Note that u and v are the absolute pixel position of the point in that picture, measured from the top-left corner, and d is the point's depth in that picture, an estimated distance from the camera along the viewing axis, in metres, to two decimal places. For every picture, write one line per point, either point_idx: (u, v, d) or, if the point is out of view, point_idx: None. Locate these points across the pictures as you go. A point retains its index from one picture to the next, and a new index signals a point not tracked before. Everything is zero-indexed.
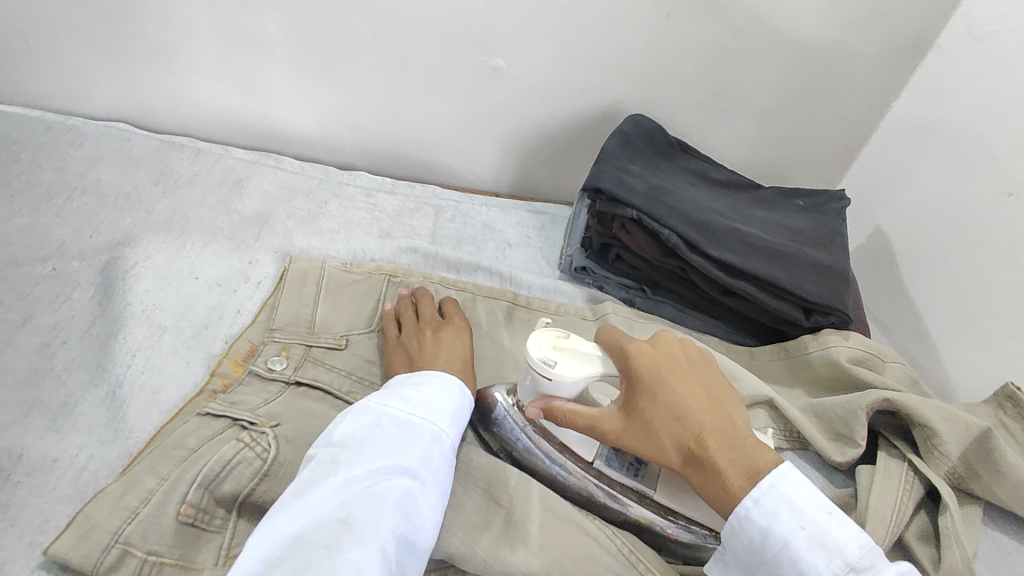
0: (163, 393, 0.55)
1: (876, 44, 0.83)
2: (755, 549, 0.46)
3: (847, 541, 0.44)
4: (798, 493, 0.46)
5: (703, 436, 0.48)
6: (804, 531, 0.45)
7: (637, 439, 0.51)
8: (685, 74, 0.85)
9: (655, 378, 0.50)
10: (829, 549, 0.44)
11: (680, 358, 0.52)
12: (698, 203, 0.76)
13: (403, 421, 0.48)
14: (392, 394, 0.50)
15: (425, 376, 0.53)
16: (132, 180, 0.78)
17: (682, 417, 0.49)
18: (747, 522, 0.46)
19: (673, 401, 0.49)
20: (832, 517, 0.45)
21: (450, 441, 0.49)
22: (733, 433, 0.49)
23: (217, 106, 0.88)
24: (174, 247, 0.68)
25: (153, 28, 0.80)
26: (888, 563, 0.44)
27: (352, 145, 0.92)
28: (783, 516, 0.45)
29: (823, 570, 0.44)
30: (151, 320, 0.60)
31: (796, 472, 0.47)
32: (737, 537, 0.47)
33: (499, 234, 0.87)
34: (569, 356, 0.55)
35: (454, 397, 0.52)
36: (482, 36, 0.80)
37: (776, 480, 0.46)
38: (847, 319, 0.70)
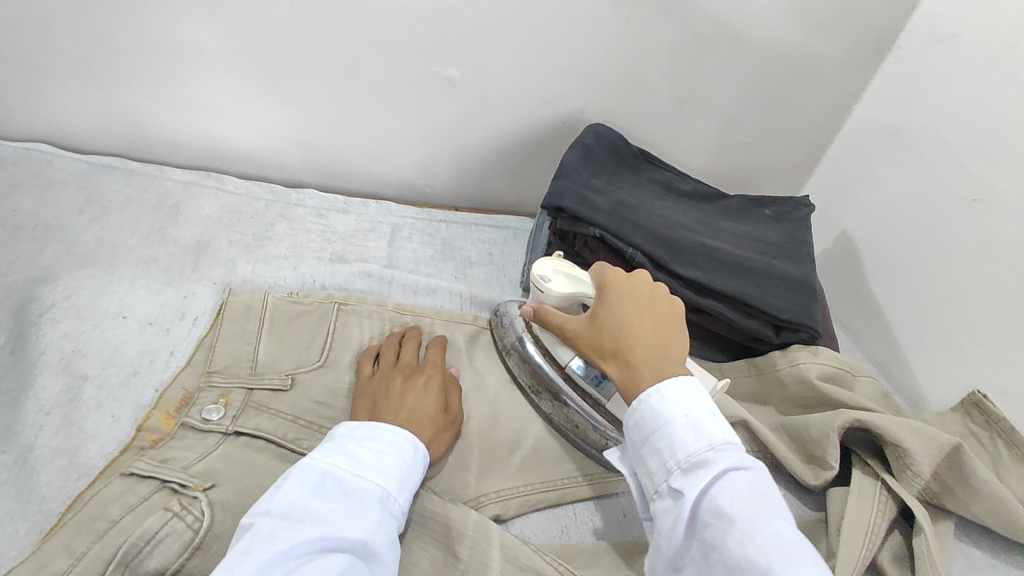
0: (83, 451, 0.50)
1: (836, 47, 0.82)
2: (640, 426, 0.48)
3: (720, 434, 0.46)
4: (691, 390, 0.48)
5: (633, 344, 0.52)
6: (685, 417, 0.47)
7: (586, 340, 0.56)
8: (647, 81, 0.82)
9: (616, 295, 0.55)
10: (700, 435, 0.46)
11: (646, 291, 0.56)
12: (663, 217, 0.73)
13: (350, 486, 0.44)
14: (338, 450, 0.46)
15: (378, 430, 0.48)
16: (56, 208, 0.72)
17: (626, 328, 0.53)
18: (643, 399, 0.49)
19: (622, 313, 0.54)
20: (713, 418, 0.47)
21: (399, 507, 0.45)
22: (662, 355, 0.51)
23: (151, 123, 0.82)
24: (101, 284, 0.63)
25: (75, 41, 0.74)
26: (748, 458, 0.45)
27: (301, 162, 0.87)
28: (672, 402, 0.47)
29: (689, 448, 0.45)
30: (73, 368, 0.55)
31: (698, 384, 0.49)
32: (631, 415, 0.49)
33: (459, 252, 0.83)
34: (565, 277, 0.62)
35: (407, 454, 0.48)
36: (433, 45, 0.76)
37: (678, 380, 0.49)
38: (815, 335, 0.68)
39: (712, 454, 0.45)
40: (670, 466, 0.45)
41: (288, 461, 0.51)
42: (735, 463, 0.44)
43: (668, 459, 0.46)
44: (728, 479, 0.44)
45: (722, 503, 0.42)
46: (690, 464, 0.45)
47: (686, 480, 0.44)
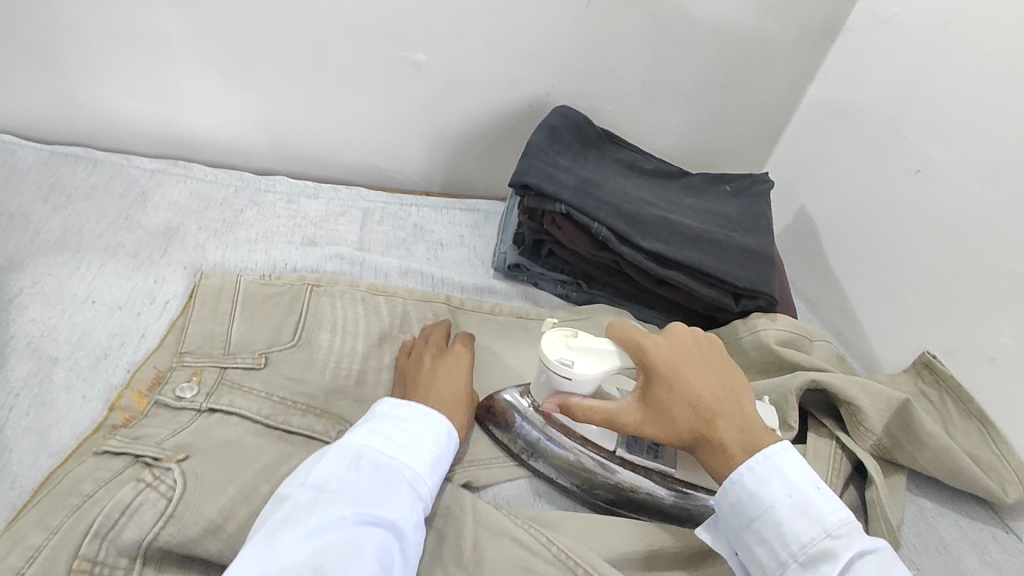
0: (55, 432, 0.50)
1: (790, 29, 0.85)
2: (742, 511, 0.46)
3: (833, 515, 0.44)
4: (789, 466, 0.47)
5: (716, 423, 0.49)
6: (791, 500, 0.45)
7: (653, 427, 0.51)
8: (609, 63, 0.84)
9: (672, 369, 0.51)
10: (813, 520, 0.44)
11: (691, 347, 0.53)
12: (627, 193, 0.75)
13: (384, 465, 0.46)
14: (374, 432, 0.48)
15: (417, 411, 0.50)
16: (19, 197, 0.71)
17: (699, 407, 0.49)
18: (738, 482, 0.47)
19: (687, 391, 0.50)
20: (819, 493, 0.46)
21: (427, 489, 0.47)
22: (743, 419, 0.50)
23: (115, 112, 0.81)
24: (69, 270, 0.63)
25: (32, 29, 0.73)
26: (866, 535, 0.44)
27: (269, 149, 0.87)
28: (776, 483, 0.46)
29: (803, 534, 0.44)
30: (43, 352, 0.55)
31: (791, 449, 0.48)
32: (725, 498, 0.47)
33: (430, 235, 0.84)
34: (585, 354, 0.54)
35: (440, 439, 0.50)
36: (397, 29, 0.77)
37: (771, 453, 0.47)
38: (773, 301, 0.71)
39: (830, 540, 0.43)
40: (786, 559, 0.44)
41: (262, 435, 0.52)
42: (858, 550, 0.43)
43: (781, 551, 0.44)
44: (854, 569, 0.42)
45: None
46: (809, 557, 0.43)
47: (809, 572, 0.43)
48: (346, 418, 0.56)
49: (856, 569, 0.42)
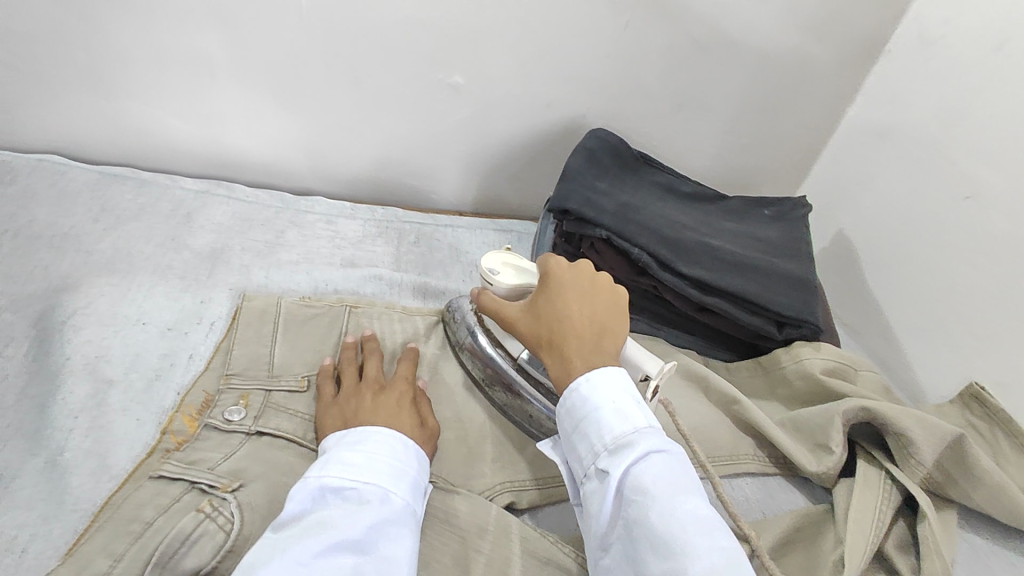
0: (112, 456, 0.51)
1: (829, 49, 0.84)
2: (570, 413, 0.49)
3: (642, 421, 0.47)
4: (616, 376, 0.49)
5: (566, 336, 0.51)
6: (611, 402, 0.47)
7: (523, 329, 0.55)
8: (645, 86, 0.84)
9: (557, 281, 0.55)
10: (625, 420, 0.47)
11: (586, 278, 0.55)
12: (666, 218, 0.75)
13: (346, 490, 0.44)
14: (332, 462, 0.46)
15: (365, 433, 0.49)
16: (72, 218, 0.73)
17: (560, 318, 0.52)
18: (572, 388, 0.49)
19: (558, 304, 0.53)
20: (637, 403, 0.48)
21: (400, 503, 0.45)
22: (596, 349, 0.51)
23: (161, 133, 0.83)
24: (121, 291, 0.64)
25: (85, 53, 0.75)
26: (665, 439, 0.47)
27: (308, 169, 0.89)
28: (600, 387, 0.48)
29: (615, 433, 0.46)
30: (96, 373, 0.56)
31: (623, 369, 0.50)
32: (561, 403, 0.50)
33: (466, 255, 0.85)
34: (513, 270, 0.63)
35: (406, 448, 0.49)
36: (437, 53, 0.78)
37: (606, 372, 0.49)
38: (818, 329, 0.70)
39: (635, 437, 0.46)
40: (599, 451, 0.46)
41: (310, 460, 0.52)
42: (659, 447, 0.45)
43: (596, 444, 0.47)
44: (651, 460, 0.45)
45: (646, 483, 0.43)
46: (616, 447, 0.46)
47: (614, 463, 0.45)
48: None
49: (649, 461, 0.44)
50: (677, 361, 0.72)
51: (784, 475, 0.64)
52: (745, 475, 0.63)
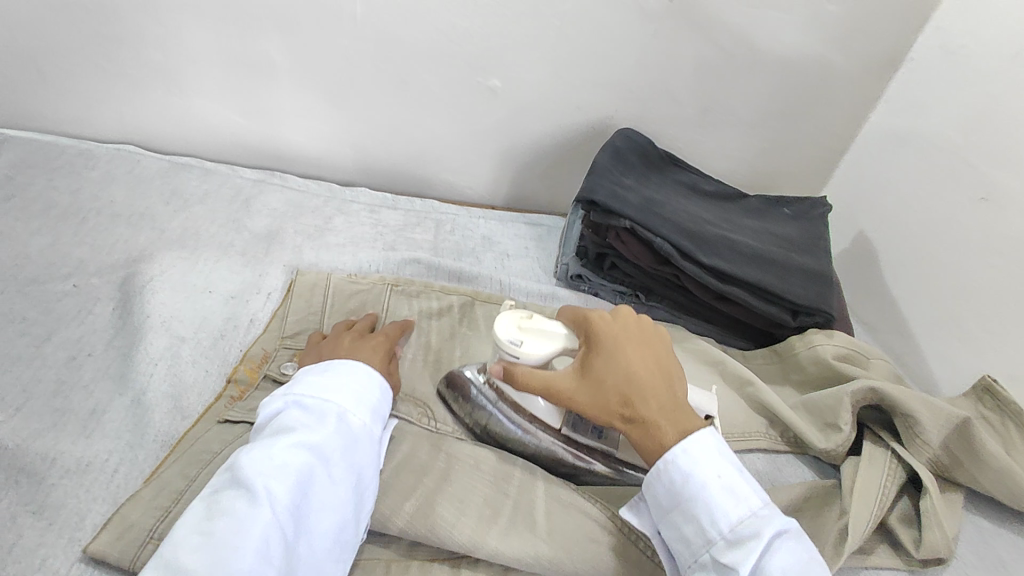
0: (186, 400, 0.58)
1: (850, 58, 0.88)
2: (673, 494, 0.49)
3: (754, 500, 0.48)
4: (713, 449, 0.50)
5: (647, 399, 0.52)
6: (719, 481, 0.49)
7: (586, 399, 0.54)
8: (671, 91, 0.89)
9: (613, 342, 0.55)
10: (738, 501, 0.48)
11: (635, 330, 0.57)
12: (687, 212, 0.80)
13: (311, 405, 0.50)
14: (304, 382, 0.52)
15: (330, 363, 0.55)
16: (145, 200, 0.81)
17: (632, 381, 0.53)
18: (671, 463, 0.50)
19: (624, 366, 0.53)
20: (744, 479, 0.49)
21: (359, 421, 0.51)
22: (674, 402, 0.53)
23: (224, 128, 0.91)
24: (190, 263, 0.72)
25: (163, 55, 0.84)
26: (780, 516, 0.48)
27: (353, 163, 0.96)
28: (704, 466, 0.49)
29: (730, 517, 0.47)
30: (170, 330, 0.64)
31: (717, 436, 0.51)
32: (659, 480, 0.50)
33: (498, 245, 0.90)
34: (535, 334, 0.59)
35: (373, 379, 0.55)
36: (477, 57, 0.84)
37: (696, 439, 0.50)
38: (830, 317, 0.74)
39: (751, 519, 0.47)
40: (713, 537, 0.47)
41: None
42: (779, 530, 0.46)
43: (709, 529, 0.47)
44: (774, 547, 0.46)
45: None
46: (735, 535, 0.46)
47: (734, 550, 0.46)
48: (429, 402, 0.64)
49: (773, 548, 0.45)
50: (696, 346, 0.76)
51: (794, 453, 0.68)
52: (756, 450, 0.67)
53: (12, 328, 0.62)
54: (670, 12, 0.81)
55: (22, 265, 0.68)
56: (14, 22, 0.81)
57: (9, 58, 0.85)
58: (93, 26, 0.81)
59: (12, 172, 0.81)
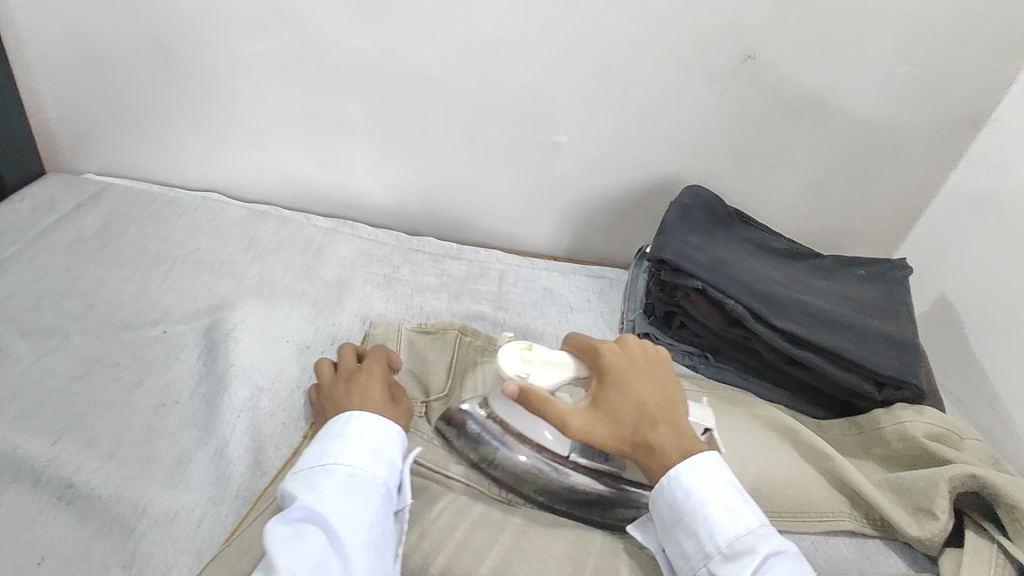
0: (264, 453, 0.60)
1: (929, 119, 0.84)
2: (672, 509, 0.52)
3: (751, 520, 0.51)
4: (715, 470, 0.53)
5: (652, 422, 0.56)
6: (719, 499, 0.51)
7: (598, 424, 0.56)
8: (739, 148, 0.88)
9: (621, 368, 0.58)
10: (736, 519, 0.51)
11: (637, 356, 0.60)
12: (758, 272, 0.78)
13: (328, 470, 0.52)
14: (302, 460, 0.55)
15: (335, 425, 0.57)
16: (227, 248, 0.84)
17: (641, 406, 0.56)
18: (673, 479, 0.53)
19: (632, 392, 0.57)
20: (743, 500, 0.52)
21: (374, 478, 0.53)
22: (678, 428, 0.56)
23: (299, 177, 0.96)
24: (266, 311, 0.75)
25: (249, 112, 0.89)
26: (776, 538, 0.50)
27: (419, 213, 0.99)
28: (704, 482, 0.52)
29: (728, 533, 0.50)
30: (252, 380, 0.66)
31: (719, 461, 0.54)
32: (661, 496, 0.53)
33: (561, 298, 0.90)
34: (539, 363, 0.60)
35: (369, 422, 0.57)
36: (544, 115, 0.86)
37: (696, 461, 0.53)
38: (921, 393, 0.69)
39: (749, 536, 0.49)
40: (712, 550, 0.49)
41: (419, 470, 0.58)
42: (776, 549, 0.49)
43: (708, 543, 0.50)
44: (771, 564, 0.48)
45: None
46: (733, 550, 0.49)
47: (731, 562, 0.48)
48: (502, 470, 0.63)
49: (769, 564, 0.48)
50: (768, 413, 0.73)
51: (881, 538, 0.63)
52: (841, 534, 0.64)
53: (106, 373, 0.66)
54: (739, 73, 0.81)
55: (116, 311, 0.73)
56: (118, 82, 0.88)
57: (112, 114, 0.91)
58: (187, 85, 0.87)
59: (108, 219, 0.86)
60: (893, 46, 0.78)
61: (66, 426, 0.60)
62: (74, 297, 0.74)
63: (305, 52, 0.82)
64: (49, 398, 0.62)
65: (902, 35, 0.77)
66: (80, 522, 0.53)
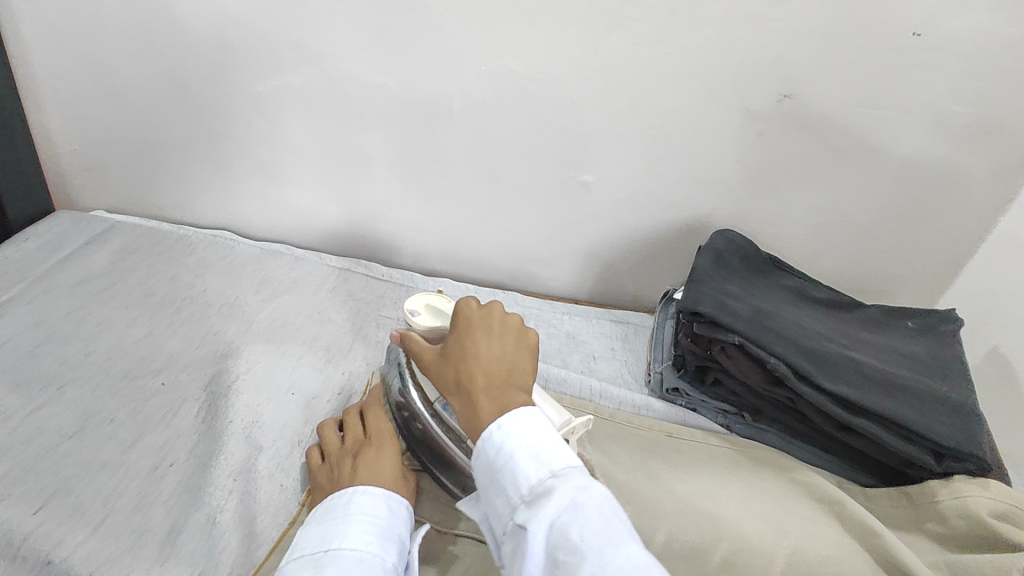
0: (257, 522, 0.57)
1: (982, 160, 0.79)
2: (486, 469, 0.45)
3: (559, 460, 0.44)
4: (527, 419, 0.46)
5: (474, 377, 0.50)
6: (526, 447, 0.44)
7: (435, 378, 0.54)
8: (773, 186, 0.84)
9: (467, 325, 0.53)
10: (540, 464, 0.44)
11: (495, 318, 0.54)
12: (801, 325, 0.72)
13: (334, 554, 0.48)
14: (305, 542, 0.50)
15: (341, 504, 0.53)
16: (237, 289, 0.81)
17: (468, 358, 0.51)
18: (484, 438, 0.46)
19: (466, 346, 0.52)
20: (555, 444, 0.45)
21: (382, 564, 0.49)
22: (505, 387, 0.49)
23: (316, 213, 0.93)
24: (273, 360, 0.71)
25: (266, 148, 0.87)
26: (589, 477, 0.43)
27: (437, 252, 0.95)
28: (509, 432, 0.45)
29: (530, 480, 0.43)
30: (251, 439, 0.62)
31: (535, 409, 0.47)
32: (475, 457, 0.46)
33: (584, 345, 0.86)
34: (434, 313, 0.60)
35: (379, 501, 0.53)
36: (570, 154, 0.82)
37: (511, 415, 0.46)
38: (985, 467, 0.62)
39: (551, 479, 0.43)
40: (514, 504, 0.43)
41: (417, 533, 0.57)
42: (577, 489, 0.42)
43: (511, 497, 0.43)
44: (576, 506, 0.41)
45: (571, 535, 0.39)
46: (534, 497, 0.42)
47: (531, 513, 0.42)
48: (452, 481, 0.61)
49: (573, 506, 0.41)
50: (808, 480, 0.67)
51: None
52: None
53: (101, 429, 0.62)
54: (776, 113, 0.77)
55: (116, 359, 0.70)
56: (135, 120, 0.87)
57: (126, 150, 0.90)
58: (202, 121, 0.85)
59: (116, 258, 0.83)
60: (942, 83, 0.73)
61: (53, 491, 0.57)
62: (74, 342, 0.71)
63: (326, 87, 0.80)
64: (38, 458, 0.59)
65: (954, 72, 0.73)
66: None
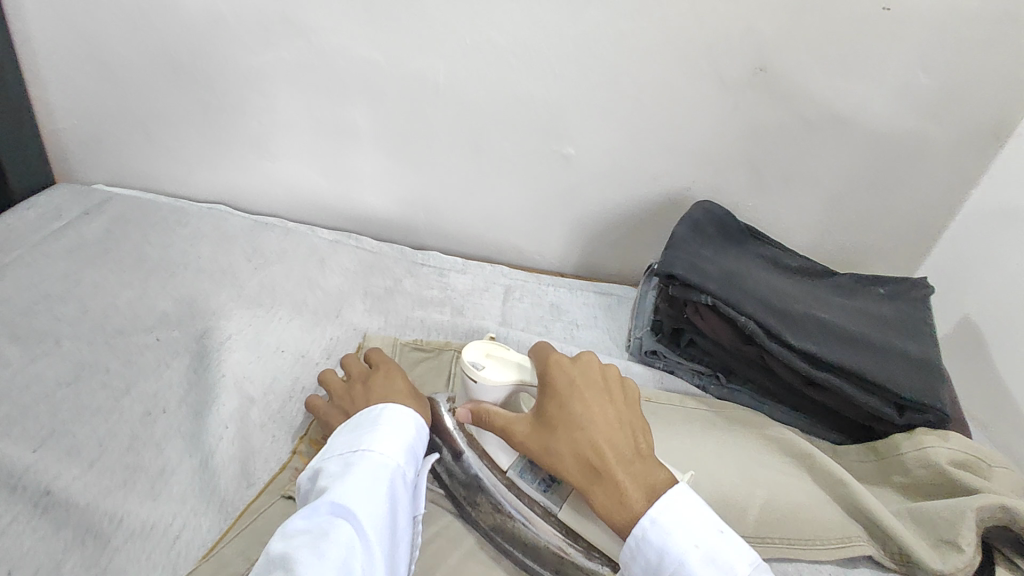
0: (251, 466, 0.61)
1: (949, 133, 0.82)
2: (653, 569, 0.48)
3: (738, 564, 0.47)
4: (688, 516, 0.48)
5: (603, 449, 0.52)
6: (698, 552, 0.47)
7: (540, 446, 0.55)
8: (750, 158, 0.86)
9: (571, 384, 0.56)
10: (718, 569, 0.46)
11: (595, 374, 0.57)
12: (771, 287, 0.75)
13: (359, 459, 0.51)
14: (333, 447, 0.53)
15: (364, 417, 0.56)
16: (229, 256, 0.83)
17: (583, 425, 0.53)
18: (643, 537, 0.48)
19: (578, 413, 0.54)
20: (725, 542, 0.48)
21: (404, 473, 0.51)
22: (635, 454, 0.52)
23: (307, 187, 0.95)
24: (263, 321, 0.74)
25: (258, 122, 0.89)
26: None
27: (425, 226, 0.97)
28: (675, 534, 0.47)
29: None
30: (241, 390, 0.66)
31: (690, 495, 0.50)
32: (632, 552, 0.49)
33: (567, 313, 0.88)
34: (498, 363, 0.60)
35: (403, 415, 0.56)
36: (552, 126, 0.84)
37: (667, 503, 0.49)
38: (945, 417, 0.65)
39: None
40: None
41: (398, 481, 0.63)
42: None
43: None
44: None
45: None
46: None
47: None
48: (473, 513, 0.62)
49: None
50: (779, 436, 0.69)
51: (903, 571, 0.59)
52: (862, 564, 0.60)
53: (95, 379, 0.65)
54: (750, 85, 0.79)
55: (110, 317, 0.72)
56: (130, 93, 0.89)
57: (121, 124, 0.92)
58: (195, 94, 0.88)
59: (112, 226, 0.86)
60: (909, 57, 0.76)
61: (51, 432, 0.59)
62: (70, 302, 0.73)
63: (314, 60, 0.82)
64: (36, 403, 0.61)
65: (921, 45, 0.75)
66: (53, 532, 0.53)
